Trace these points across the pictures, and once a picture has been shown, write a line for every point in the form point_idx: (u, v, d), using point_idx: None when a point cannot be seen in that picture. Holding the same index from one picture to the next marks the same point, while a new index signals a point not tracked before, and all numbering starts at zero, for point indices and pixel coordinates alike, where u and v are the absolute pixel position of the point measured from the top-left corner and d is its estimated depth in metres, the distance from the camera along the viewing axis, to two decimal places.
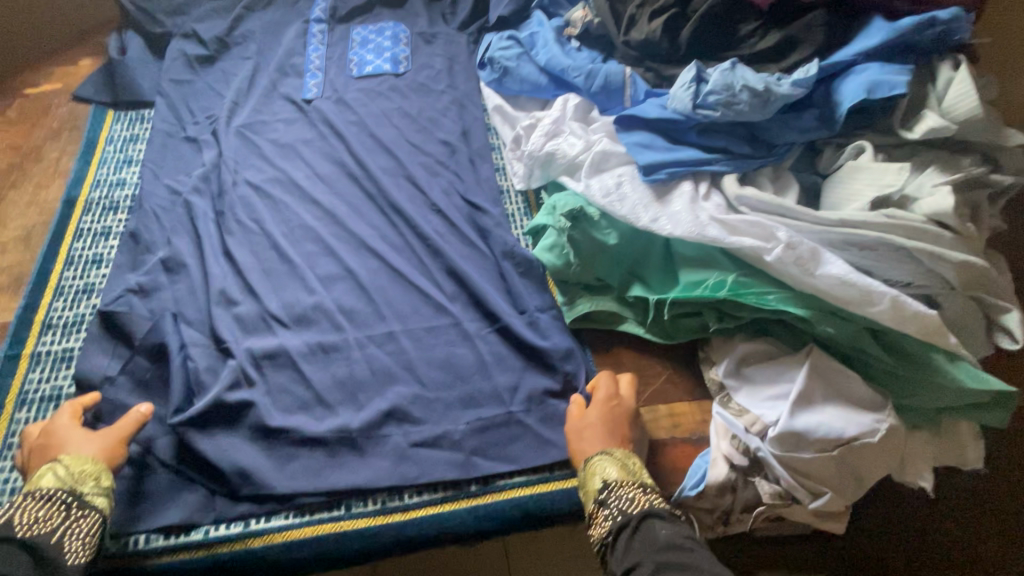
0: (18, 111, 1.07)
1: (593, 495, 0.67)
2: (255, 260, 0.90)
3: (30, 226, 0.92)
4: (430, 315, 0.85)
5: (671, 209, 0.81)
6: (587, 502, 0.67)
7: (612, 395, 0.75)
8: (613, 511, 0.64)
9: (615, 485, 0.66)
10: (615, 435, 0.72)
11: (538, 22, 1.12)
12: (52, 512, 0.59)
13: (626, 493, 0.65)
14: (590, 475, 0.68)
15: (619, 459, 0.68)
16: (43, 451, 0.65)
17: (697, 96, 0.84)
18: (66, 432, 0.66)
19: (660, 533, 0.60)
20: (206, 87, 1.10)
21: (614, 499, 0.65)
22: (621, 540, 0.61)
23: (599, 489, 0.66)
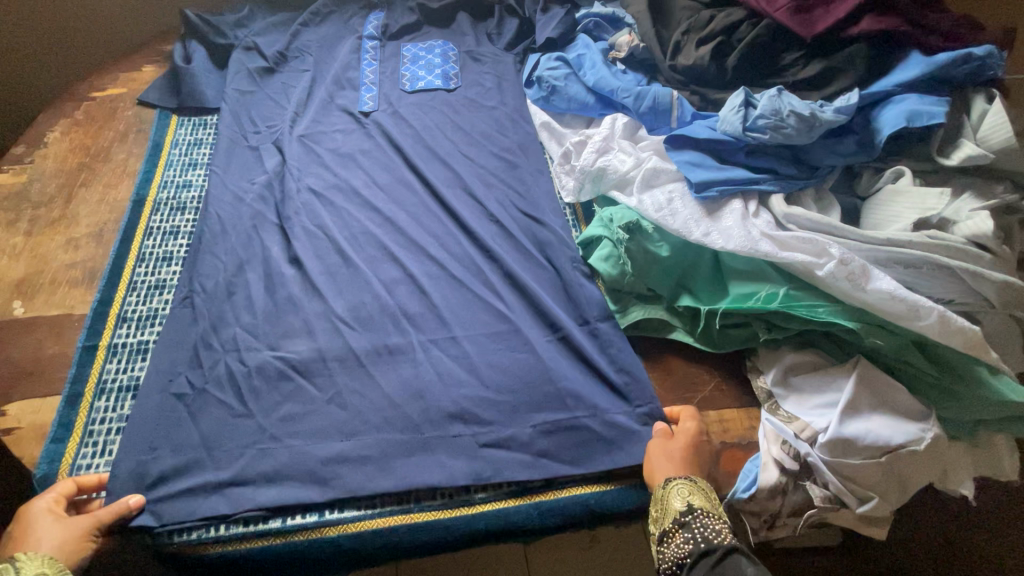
0: (85, 113, 1.11)
1: (673, 514, 0.69)
2: (319, 263, 0.93)
3: (101, 224, 0.96)
4: (491, 321, 0.89)
5: (723, 225, 0.86)
6: (664, 520, 0.69)
7: (698, 431, 0.78)
8: (695, 536, 0.66)
9: (700, 512, 0.67)
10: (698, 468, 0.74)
11: (584, 44, 1.17)
12: None
13: (710, 524, 0.66)
14: (670, 496, 0.70)
15: (704, 490, 0.70)
16: (19, 535, 0.63)
17: (747, 120, 0.89)
18: (35, 525, 0.64)
19: (747, 570, 0.61)
20: (267, 97, 1.14)
21: (699, 525, 0.66)
22: (704, 564, 0.63)
23: (682, 511, 0.68)
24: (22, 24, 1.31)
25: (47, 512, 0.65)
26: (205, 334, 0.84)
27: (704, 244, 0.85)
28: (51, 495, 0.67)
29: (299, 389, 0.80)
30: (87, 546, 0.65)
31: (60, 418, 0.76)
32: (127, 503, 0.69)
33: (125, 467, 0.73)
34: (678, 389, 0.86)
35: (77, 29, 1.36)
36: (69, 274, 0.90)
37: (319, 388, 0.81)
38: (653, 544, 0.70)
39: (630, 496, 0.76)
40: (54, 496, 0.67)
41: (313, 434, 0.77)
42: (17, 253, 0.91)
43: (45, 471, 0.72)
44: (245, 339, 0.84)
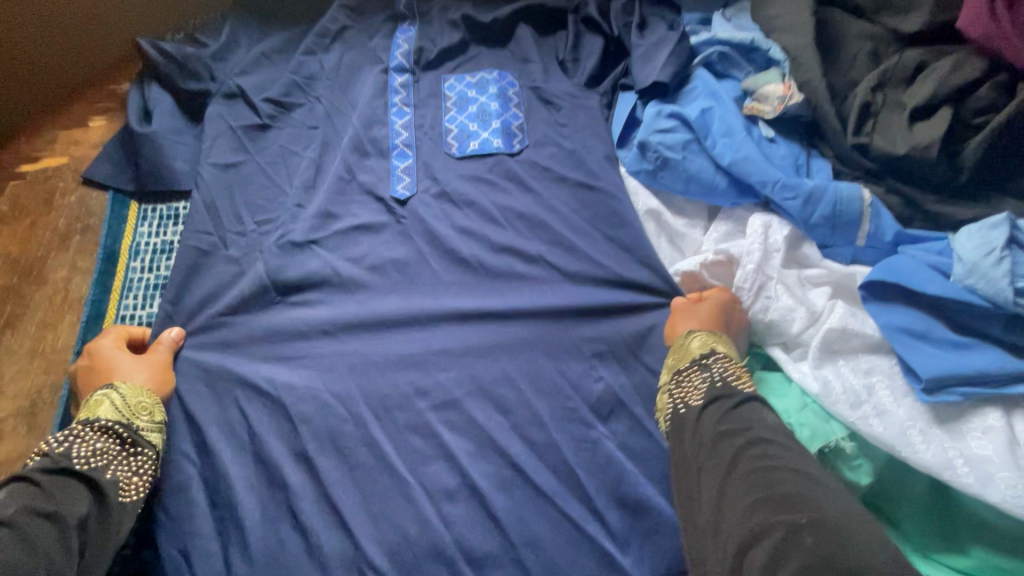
0: (10, 202, 0.80)
1: (690, 359, 0.65)
2: (342, 464, 0.65)
3: (36, 393, 0.68)
4: (594, 570, 0.61)
5: (970, 448, 0.55)
6: (680, 363, 0.65)
7: (734, 294, 0.69)
8: (712, 377, 0.62)
9: (723, 357, 0.63)
10: (727, 329, 0.67)
11: (707, 90, 0.81)
12: (108, 446, 0.58)
13: (727, 369, 0.62)
14: (692, 340, 0.66)
15: (727, 343, 0.65)
16: (94, 375, 0.65)
17: (1017, 275, 0.56)
18: (110, 358, 0.66)
19: (767, 415, 0.56)
20: (261, 171, 0.83)
21: (718, 367, 0.62)
22: (719, 406, 0.58)
23: (700, 354, 0.64)
24: None
25: (117, 347, 0.68)
26: None
27: (944, 479, 0.54)
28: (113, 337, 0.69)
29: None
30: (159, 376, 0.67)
31: None
32: (171, 336, 0.70)
33: None
34: None
35: None
36: None
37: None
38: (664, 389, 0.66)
39: None
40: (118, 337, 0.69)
41: None
42: None
43: None
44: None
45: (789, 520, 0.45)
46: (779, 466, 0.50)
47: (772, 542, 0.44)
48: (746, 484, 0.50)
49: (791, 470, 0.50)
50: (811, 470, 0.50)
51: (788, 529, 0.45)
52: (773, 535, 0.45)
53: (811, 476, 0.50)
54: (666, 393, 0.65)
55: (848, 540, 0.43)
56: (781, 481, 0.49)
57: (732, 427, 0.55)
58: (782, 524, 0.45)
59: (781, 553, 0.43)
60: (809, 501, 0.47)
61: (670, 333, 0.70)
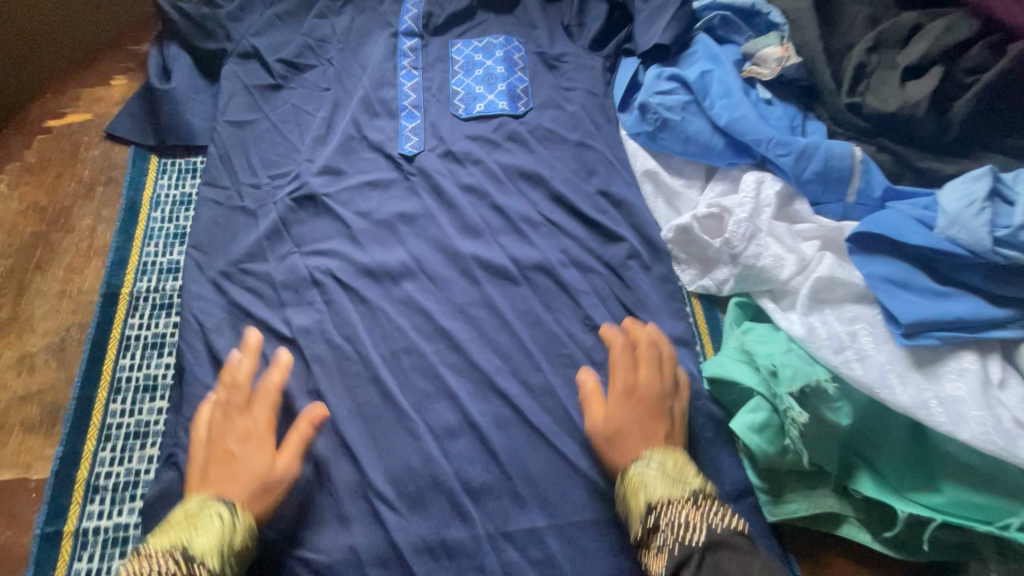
0: (38, 154, 0.84)
1: (637, 518, 0.56)
2: (349, 401, 0.69)
3: (64, 331, 0.72)
4: (584, 502, 0.65)
5: (945, 391, 0.57)
6: (638, 501, 0.56)
7: (658, 393, 0.63)
8: (669, 535, 0.52)
9: (662, 504, 0.54)
10: (649, 439, 0.60)
11: (707, 54, 0.83)
12: (164, 564, 0.50)
13: (674, 517, 0.53)
14: (635, 487, 0.56)
15: (661, 463, 0.57)
16: (223, 465, 0.58)
17: (995, 226, 0.58)
18: (248, 455, 0.59)
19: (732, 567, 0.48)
20: (274, 129, 0.86)
21: (666, 521, 0.53)
22: None
23: (646, 511, 0.55)
24: None
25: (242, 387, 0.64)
26: None
27: (918, 418, 0.56)
28: (245, 365, 0.66)
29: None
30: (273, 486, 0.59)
31: None
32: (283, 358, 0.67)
33: None
34: None
35: None
36: (23, 411, 0.68)
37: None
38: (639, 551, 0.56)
39: None
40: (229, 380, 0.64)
41: None
42: None
43: None
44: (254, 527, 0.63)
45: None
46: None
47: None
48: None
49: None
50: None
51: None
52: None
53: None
54: (641, 523, 0.55)
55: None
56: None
57: None
58: None
59: None
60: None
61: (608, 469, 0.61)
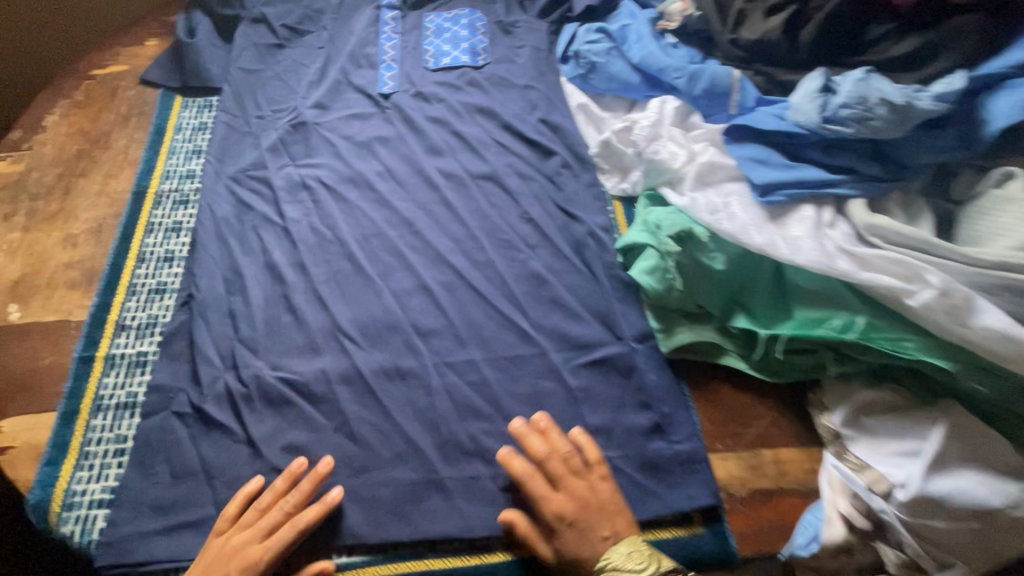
0: (85, 94, 1.03)
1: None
2: (327, 270, 0.85)
3: (101, 218, 0.89)
4: (515, 342, 0.80)
5: (790, 233, 0.73)
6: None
7: (580, 468, 0.67)
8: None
9: None
10: (606, 516, 0.64)
11: (629, 13, 1.03)
12: None
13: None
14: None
15: (629, 548, 0.61)
16: (218, 562, 0.62)
17: (825, 109, 0.75)
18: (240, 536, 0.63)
19: None
20: (276, 76, 1.05)
21: None
22: None
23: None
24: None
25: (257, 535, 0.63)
26: (207, 346, 0.78)
27: (768, 254, 0.72)
28: (271, 491, 0.66)
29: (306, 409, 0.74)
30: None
31: (55, 437, 0.70)
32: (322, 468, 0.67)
33: (121, 495, 0.67)
34: (727, 423, 0.75)
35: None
36: (67, 274, 0.84)
37: (326, 411, 0.74)
38: None
39: (670, 543, 0.68)
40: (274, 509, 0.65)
41: (317, 465, 0.71)
42: (13, 251, 0.85)
43: (39, 497, 0.66)
44: (245, 356, 0.77)
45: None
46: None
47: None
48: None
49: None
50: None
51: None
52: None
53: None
54: None
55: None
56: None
57: None
58: None
59: None
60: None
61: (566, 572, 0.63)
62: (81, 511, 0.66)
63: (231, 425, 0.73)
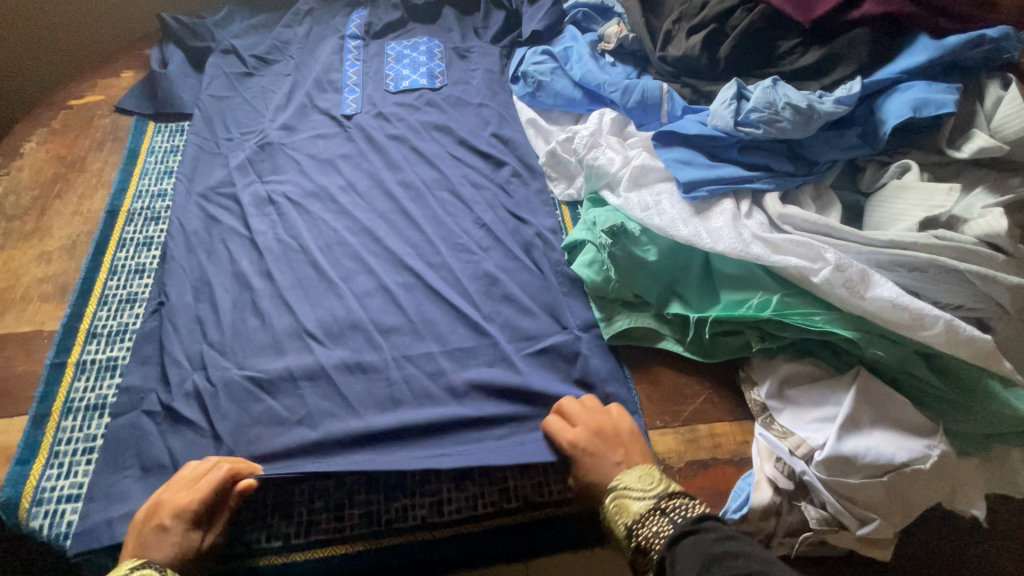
0: (62, 122, 1.09)
1: (624, 542, 0.62)
2: (292, 276, 0.90)
3: (75, 236, 0.94)
4: (468, 335, 0.85)
5: (712, 224, 0.80)
6: (624, 522, 0.62)
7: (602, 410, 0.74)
8: (650, 547, 0.59)
9: (641, 520, 0.61)
10: (622, 445, 0.70)
11: (572, 36, 1.12)
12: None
13: (650, 524, 0.60)
14: (625, 499, 0.64)
15: (638, 473, 0.65)
16: (153, 518, 0.64)
17: (739, 114, 0.84)
18: (174, 496, 0.65)
19: (704, 545, 0.55)
20: (244, 101, 1.12)
21: (650, 525, 0.60)
22: (675, 553, 0.56)
23: (628, 531, 0.61)
24: (16, 35, 1.34)
25: (187, 483, 0.67)
26: (175, 349, 0.82)
27: (693, 244, 0.79)
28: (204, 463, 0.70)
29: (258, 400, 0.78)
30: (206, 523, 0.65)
31: (26, 438, 0.74)
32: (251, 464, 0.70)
33: (90, 489, 0.71)
34: (665, 402, 0.81)
35: (65, 37, 1.37)
36: (41, 288, 0.88)
37: (290, 404, 0.79)
38: (627, 544, 0.61)
39: None
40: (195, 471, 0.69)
41: (279, 453, 0.74)
42: None
43: (9, 493, 0.69)
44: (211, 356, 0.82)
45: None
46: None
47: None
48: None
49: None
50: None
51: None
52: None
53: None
54: (629, 535, 0.61)
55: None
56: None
57: None
58: None
59: None
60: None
61: (588, 495, 0.68)
62: (50, 505, 0.69)
63: (197, 421, 0.77)
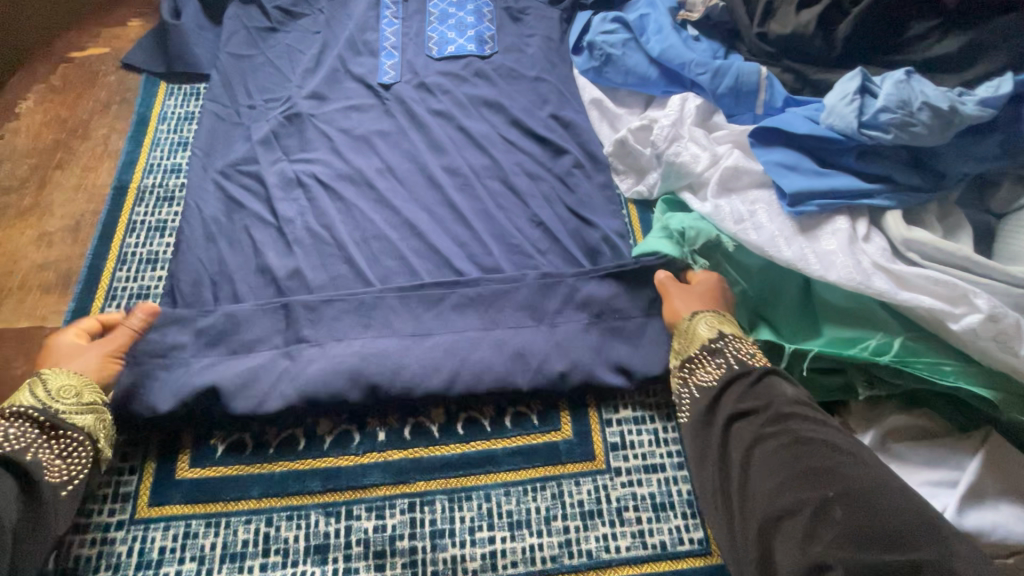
0: (62, 79, 0.96)
1: (702, 344, 0.66)
2: (322, 275, 0.79)
3: (79, 215, 0.83)
4: None
5: (822, 247, 0.69)
6: (720, 327, 0.66)
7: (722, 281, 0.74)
8: (727, 359, 0.63)
9: (733, 337, 0.65)
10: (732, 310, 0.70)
11: (648, 1, 0.96)
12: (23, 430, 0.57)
13: (740, 345, 0.64)
14: (720, 323, 0.67)
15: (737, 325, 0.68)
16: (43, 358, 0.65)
17: (863, 113, 0.70)
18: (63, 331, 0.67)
19: (785, 389, 0.59)
20: (268, 61, 0.97)
21: (732, 349, 0.64)
22: (749, 377, 0.61)
23: (711, 338, 0.65)
24: None
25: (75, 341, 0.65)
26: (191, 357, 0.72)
27: (799, 269, 0.67)
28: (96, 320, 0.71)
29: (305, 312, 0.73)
30: (117, 364, 0.65)
31: None
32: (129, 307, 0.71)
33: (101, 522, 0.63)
34: None
35: None
36: (42, 276, 0.78)
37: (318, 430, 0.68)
38: (703, 344, 0.65)
39: None
40: (77, 329, 0.66)
41: (313, 486, 0.66)
42: None
43: None
44: (220, 364, 0.69)
45: (815, 494, 0.50)
46: (803, 441, 0.54)
47: (803, 522, 0.49)
48: (779, 455, 0.54)
49: (816, 443, 0.54)
50: (833, 441, 0.54)
51: (819, 504, 0.49)
52: (808, 509, 0.49)
53: (843, 449, 0.53)
54: (711, 336, 0.65)
55: (891, 530, 0.47)
56: (803, 457, 0.53)
57: (754, 407, 0.58)
58: (812, 506, 0.50)
59: (816, 524, 0.49)
60: (835, 475, 0.51)
61: (692, 302, 0.69)
62: None
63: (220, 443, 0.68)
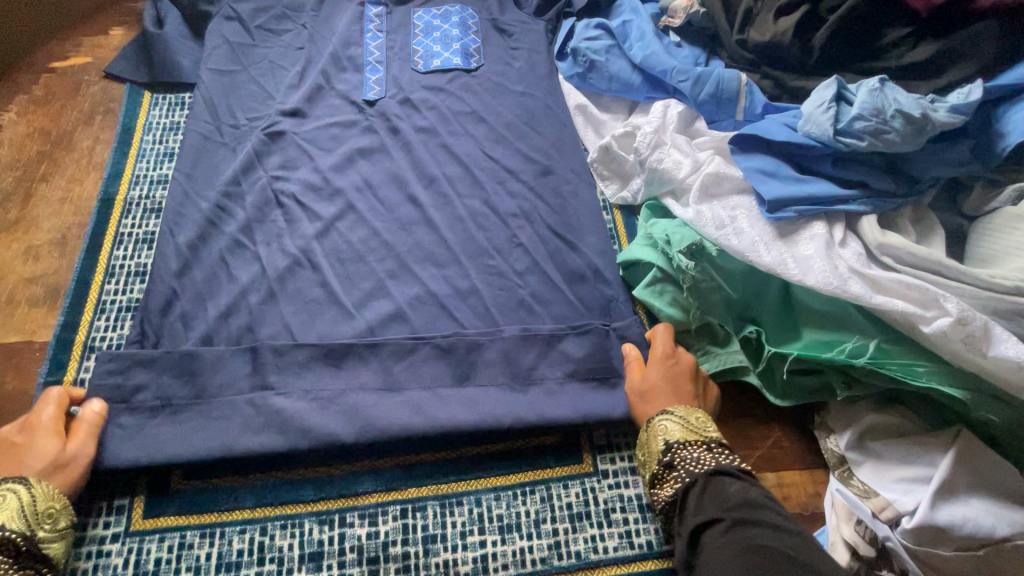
0: (44, 89, 0.96)
1: (657, 457, 0.64)
2: (313, 289, 0.80)
3: (66, 228, 0.83)
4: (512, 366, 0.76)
5: (800, 252, 0.70)
6: (664, 439, 0.65)
7: (669, 353, 0.72)
8: (681, 474, 0.62)
9: (678, 446, 0.63)
10: (681, 394, 0.69)
11: (631, 8, 0.98)
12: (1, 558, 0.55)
13: (690, 456, 0.62)
14: (656, 431, 0.66)
15: (682, 418, 0.65)
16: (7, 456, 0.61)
17: (838, 121, 0.71)
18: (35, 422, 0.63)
19: (731, 491, 0.58)
20: (250, 80, 0.97)
21: (680, 460, 0.63)
22: (695, 493, 0.60)
23: (662, 452, 0.64)
24: None
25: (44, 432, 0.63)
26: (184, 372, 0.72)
27: (778, 274, 0.69)
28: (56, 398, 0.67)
29: (288, 346, 0.73)
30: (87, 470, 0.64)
31: None
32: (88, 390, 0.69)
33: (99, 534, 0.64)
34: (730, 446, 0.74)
35: None
36: (29, 290, 0.78)
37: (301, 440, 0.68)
38: (653, 462, 0.65)
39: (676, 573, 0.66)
40: (54, 410, 0.65)
41: (306, 495, 0.67)
42: None
43: None
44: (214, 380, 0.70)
45: None
46: (757, 549, 0.52)
47: None
48: (726, 566, 0.52)
49: (770, 550, 0.52)
50: (788, 547, 0.52)
51: None
52: None
53: (793, 555, 0.51)
54: (660, 443, 0.65)
55: None
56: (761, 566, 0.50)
57: (708, 518, 0.57)
58: None
59: None
60: None
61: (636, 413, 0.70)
62: None
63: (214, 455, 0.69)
